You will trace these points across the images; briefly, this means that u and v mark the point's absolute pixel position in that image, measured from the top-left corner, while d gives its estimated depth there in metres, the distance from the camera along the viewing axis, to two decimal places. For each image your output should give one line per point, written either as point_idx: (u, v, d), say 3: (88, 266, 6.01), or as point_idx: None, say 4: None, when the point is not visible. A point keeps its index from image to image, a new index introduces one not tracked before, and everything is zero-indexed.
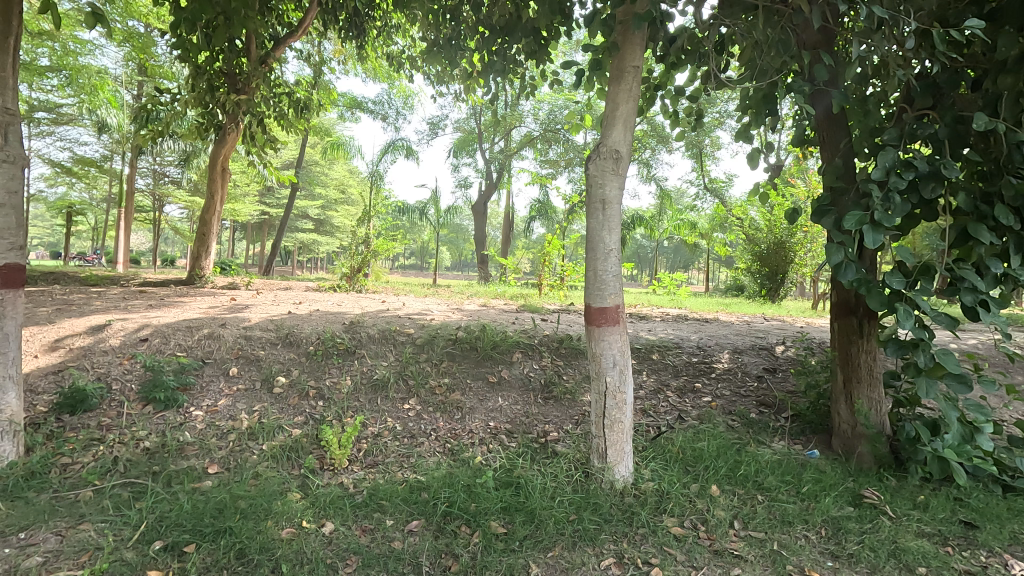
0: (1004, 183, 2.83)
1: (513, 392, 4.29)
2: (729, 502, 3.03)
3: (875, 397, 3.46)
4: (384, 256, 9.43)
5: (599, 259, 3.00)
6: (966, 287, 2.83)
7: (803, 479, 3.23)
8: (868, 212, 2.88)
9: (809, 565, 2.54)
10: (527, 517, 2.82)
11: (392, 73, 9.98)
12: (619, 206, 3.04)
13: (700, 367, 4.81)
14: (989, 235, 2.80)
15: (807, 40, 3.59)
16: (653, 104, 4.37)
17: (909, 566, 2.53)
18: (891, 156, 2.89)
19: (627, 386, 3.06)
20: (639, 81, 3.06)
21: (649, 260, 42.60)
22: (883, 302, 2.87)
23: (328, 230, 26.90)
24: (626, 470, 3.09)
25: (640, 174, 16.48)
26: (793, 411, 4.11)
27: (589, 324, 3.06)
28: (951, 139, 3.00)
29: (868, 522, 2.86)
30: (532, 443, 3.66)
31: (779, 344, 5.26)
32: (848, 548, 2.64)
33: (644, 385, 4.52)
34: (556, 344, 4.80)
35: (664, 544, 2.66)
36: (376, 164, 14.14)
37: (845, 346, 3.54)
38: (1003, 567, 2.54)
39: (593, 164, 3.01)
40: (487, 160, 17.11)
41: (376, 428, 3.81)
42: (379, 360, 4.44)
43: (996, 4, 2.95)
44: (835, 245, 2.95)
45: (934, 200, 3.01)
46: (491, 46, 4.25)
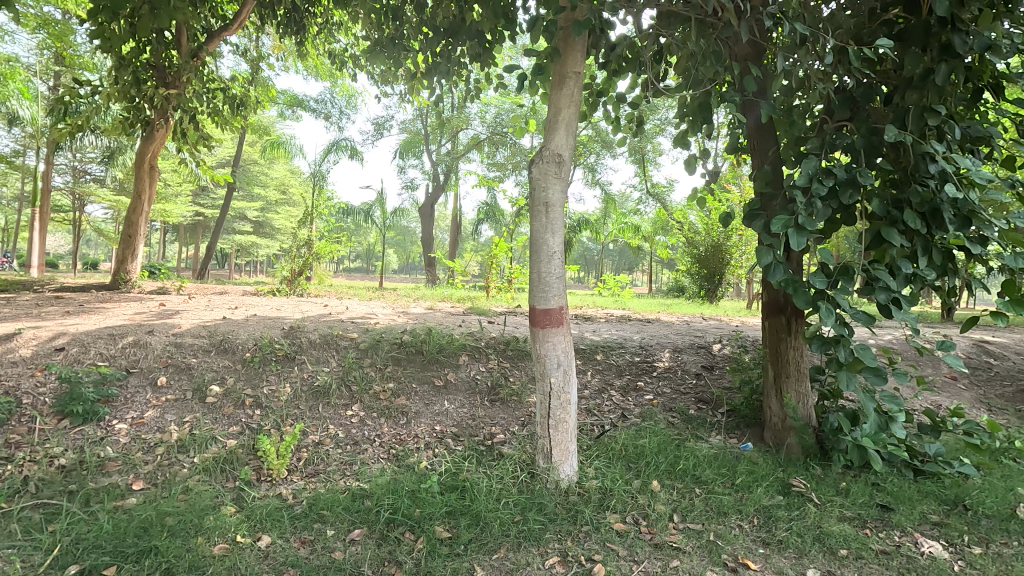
0: (913, 190, 3.10)
1: (459, 395, 4.26)
2: (669, 497, 3.11)
3: (803, 391, 3.67)
4: (327, 259, 9.18)
5: (543, 261, 3.05)
6: (881, 287, 3.07)
7: (737, 470, 3.36)
8: (794, 216, 3.08)
9: (743, 553, 2.65)
10: (472, 520, 2.80)
11: (335, 72, 9.75)
12: (562, 208, 3.09)
13: (642, 366, 4.95)
14: (900, 238, 3.05)
15: (739, 53, 3.79)
16: (595, 109, 4.47)
17: (833, 549, 2.68)
18: (813, 165, 3.15)
19: (571, 386, 3.11)
20: (580, 87, 3.12)
21: (595, 263, 43.59)
22: (808, 301, 3.06)
23: (269, 232, 25.99)
24: (571, 469, 3.13)
25: (585, 178, 16.79)
26: (729, 406, 4.28)
27: (533, 326, 3.09)
28: (866, 149, 3.25)
29: (796, 509, 3.01)
30: (478, 446, 3.64)
31: (716, 342, 5.46)
32: (778, 535, 2.77)
33: (589, 385, 4.60)
34: (502, 347, 4.82)
35: (607, 541, 2.70)
36: (318, 164, 13.80)
37: (775, 344, 3.74)
38: (914, 545, 2.74)
39: (536, 168, 3.05)
40: (434, 162, 16.91)
41: (318, 436, 3.70)
42: (321, 366, 4.32)
43: (904, 26, 3.22)
44: (765, 247, 3.13)
45: (853, 206, 3.25)
46: (435, 47, 4.24)
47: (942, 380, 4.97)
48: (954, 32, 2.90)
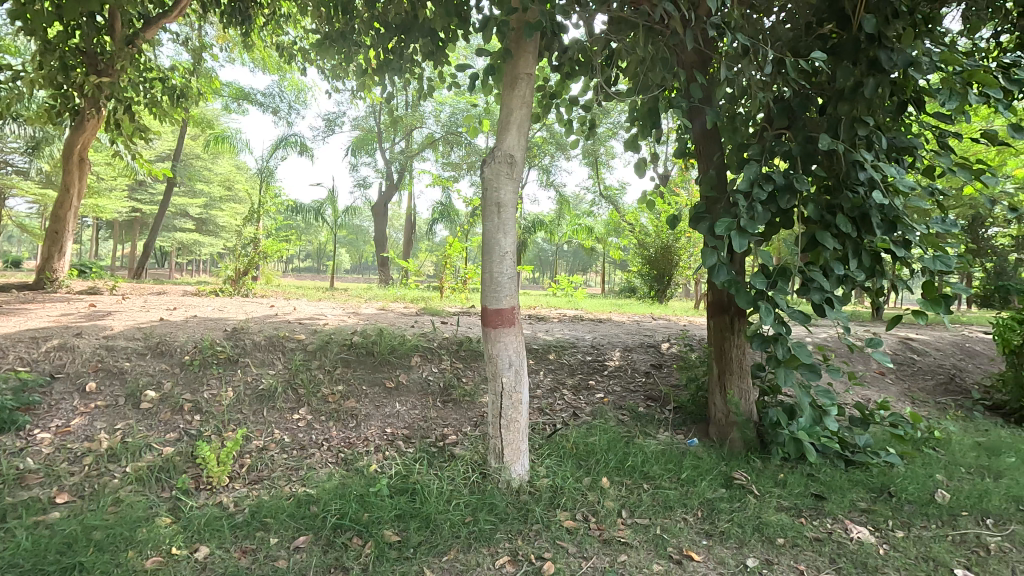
0: (844, 196, 3.28)
1: (411, 396, 4.21)
2: (618, 493, 3.17)
3: (745, 388, 3.82)
4: (275, 258, 8.88)
5: (495, 261, 3.05)
6: (815, 287, 3.23)
7: (683, 465, 3.46)
8: (736, 219, 3.21)
9: (687, 545, 2.73)
10: (421, 523, 2.77)
11: (283, 65, 9.45)
12: (513, 209, 3.10)
13: (593, 365, 5.03)
14: (833, 241, 3.22)
15: (686, 61, 3.93)
16: (548, 111, 4.51)
17: (771, 538, 2.80)
18: (753, 170, 3.30)
19: (522, 386, 3.12)
20: (532, 88, 3.14)
21: (550, 264, 44.01)
22: (750, 301, 3.20)
23: (213, 229, 24.91)
24: (522, 468, 3.14)
25: (540, 180, 16.93)
26: (676, 403, 4.40)
27: (485, 326, 3.09)
28: (802, 156, 3.43)
29: (737, 501, 3.12)
30: (429, 448, 3.60)
31: (664, 341, 5.61)
32: (721, 527, 2.87)
33: (541, 385, 4.64)
34: (455, 347, 4.79)
35: (557, 539, 2.73)
36: (266, 160, 13.34)
37: (720, 343, 3.88)
38: (844, 531, 2.90)
39: (488, 168, 3.05)
40: (387, 160, 16.64)
41: (262, 441, 3.57)
42: (266, 369, 4.17)
43: (837, 41, 3.42)
44: (710, 249, 3.24)
45: (790, 210, 3.41)
46: (387, 44, 4.17)
47: (872, 375, 5.29)
48: (880, 48, 3.11)
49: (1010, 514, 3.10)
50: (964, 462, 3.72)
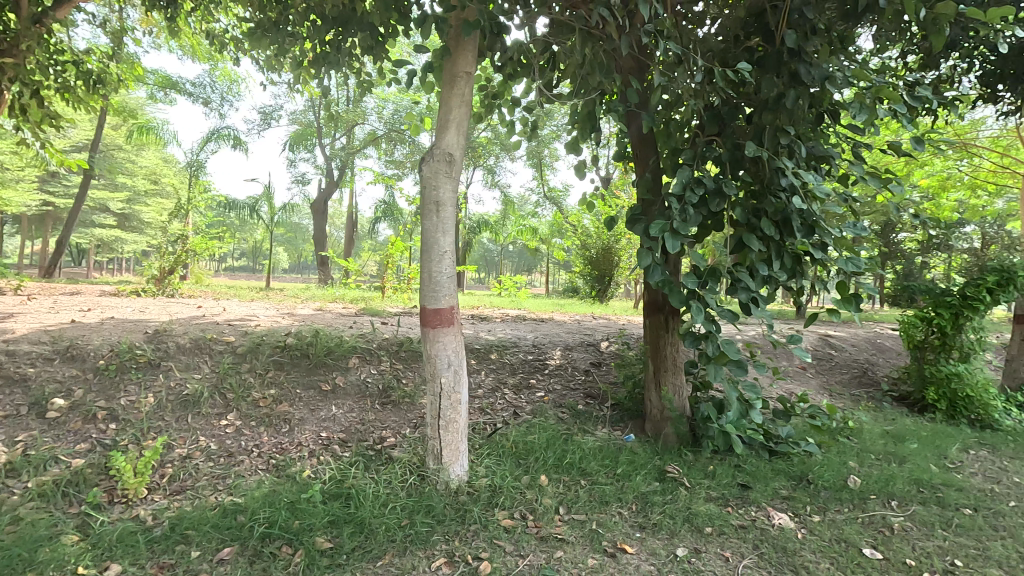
0: (768, 201, 3.46)
1: (348, 399, 4.10)
2: (556, 490, 3.21)
3: (678, 384, 3.96)
4: (204, 256, 8.42)
5: (433, 260, 3.02)
6: (742, 287, 3.40)
7: (619, 460, 3.55)
8: (670, 221, 3.33)
9: (621, 538, 2.80)
10: (356, 528, 2.71)
11: (214, 54, 8.98)
12: (452, 208, 3.08)
13: (535, 365, 5.08)
14: (758, 244, 3.39)
15: (624, 66, 4.04)
16: (490, 112, 4.52)
17: (700, 527, 2.92)
18: (686, 175, 3.44)
19: (462, 386, 3.10)
20: (471, 87, 3.13)
21: (495, 264, 44.07)
22: (682, 300, 3.32)
23: (137, 225, 23.34)
24: (461, 468, 3.13)
25: (485, 180, 16.92)
26: (613, 400, 4.51)
27: (423, 326, 3.05)
28: (730, 162, 3.60)
29: (669, 493, 3.24)
30: (367, 451, 3.52)
31: (604, 340, 5.74)
32: (653, 519, 2.96)
33: (483, 385, 4.64)
34: (395, 348, 4.71)
35: (494, 538, 2.73)
36: (195, 153, 12.63)
37: (655, 341, 4.01)
38: (766, 518, 3.06)
39: (426, 166, 3.01)
40: (328, 157, 16.15)
41: (185, 449, 3.38)
42: (191, 373, 3.95)
43: (762, 53, 3.62)
44: (645, 249, 3.35)
45: (720, 213, 3.57)
46: (324, 36, 4.05)
47: (794, 370, 5.62)
48: (800, 62, 3.31)
49: (912, 496, 3.38)
50: (873, 449, 4.01)
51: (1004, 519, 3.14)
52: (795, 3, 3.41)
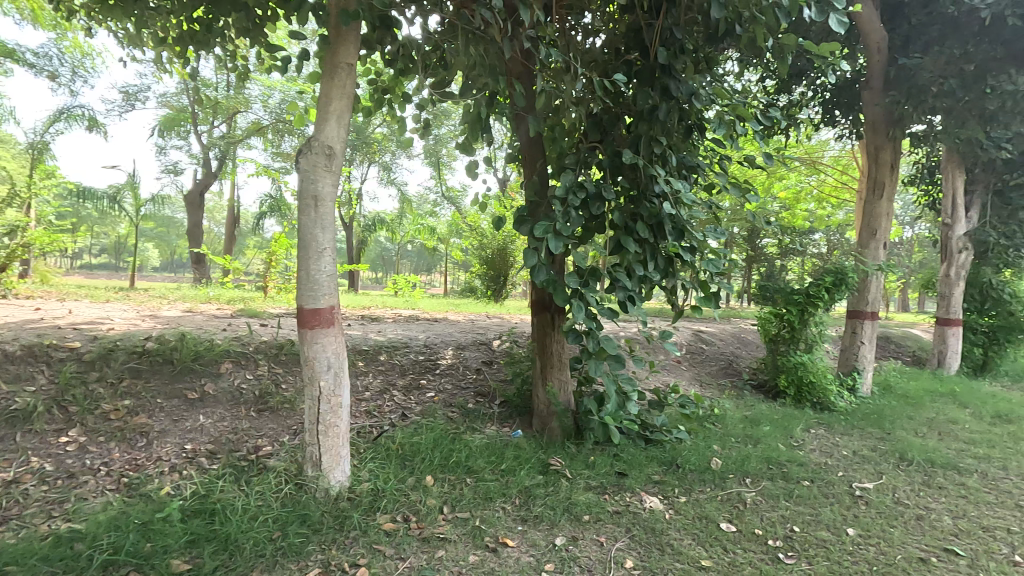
0: (644, 206, 3.69)
1: (219, 407, 3.78)
2: (441, 489, 3.19)
3: (563, 379, 4.11)
4: (46, 251, 7.35)
5: (311, 258, 2.87)
6: (620, 286, 3.60)
7: (504, 456, 3.61)
8: (554, 223, 3.45)
9: (503, 533, 2.85)
10: (219, 546, 2.51)
11: (61, 22, 7.87)
12: (332, 203, 2.95)
13: (426, 365, 5.02)
14: (634, 246, 3.62)
15: (513, 70, 4.12)
16: (379, 107, 4.41)
17: (578, 516, 3.05)
18: (569, 179, 3.58)
19: (343, 389, 2.99)
20: (353, 79, 3.01)
21: (392, 264, 42.99)
22: (564, 299, 3.46)
23: None
24: (342, 474, 3.01)
25: (381, 177, 16.45)
26: (503, 398, 4.58)
27: (301, 327, 2.89)
28: (610, 168, 3.81)
29: (552, 485, 3.35)
30: (238, 462, 3.27)
31: (495, 339, 5.81)
32: (535, 511, 3.05)
33: (370, 387, 4.51)
34: (274, 351, 4.44)
35: (373, 543, 2.66)
36: (38, 133, 11.00)
37: (542, 339, 4.12)
38: (639, 502, 3.28)
39: (303, 158, 2.86)
40: (205, 145, 14.82)
41: (13, 473, 2.94)
42: (22, 387, 3.44)
43: (639, 67, 3.87)
44: (530, 250, 3.45)
45: (601, 216, 3.76)
46: (193, 12, 3.71)
47: (668, 363, 6.09)
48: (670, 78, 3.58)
49: (763, 473, 3.78)
50: (734, 433, 4.44)
51: (834, 487, 3.62)
52: (667, 23, 3.68)
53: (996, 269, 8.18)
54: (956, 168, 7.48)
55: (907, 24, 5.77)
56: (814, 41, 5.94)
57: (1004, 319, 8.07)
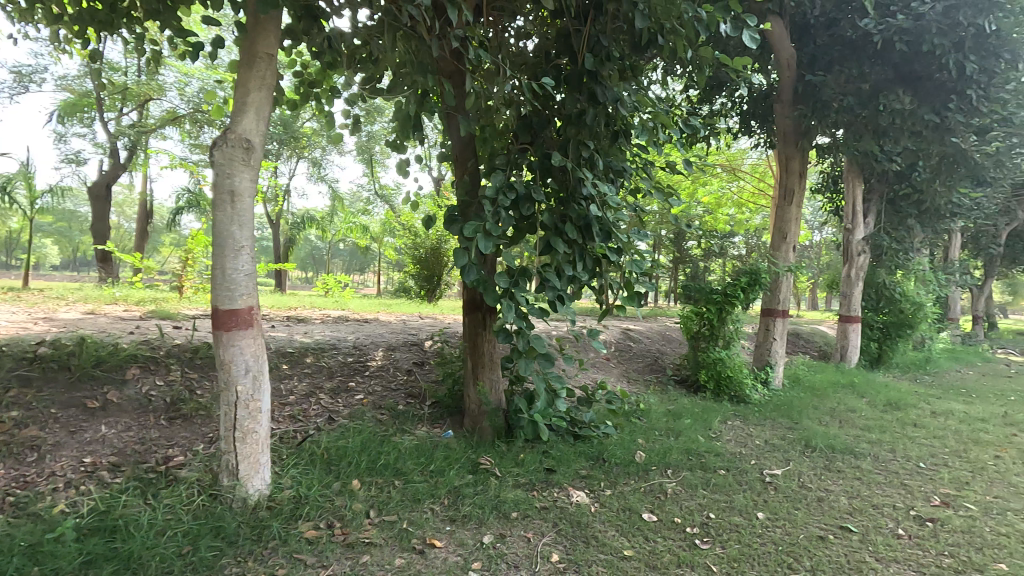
0: (572, 208, 3.78)
1: (124, 416, 3.51)
2: (368, 493, 3.13)
3: (494, 378, 4.13)
4: None
5: (228, 256, 2.73)
6: (550, 286, 3.67)
7: (434, 457, 3.58)
8: (484, 223, 3.46)
9: (430, 534, 2.83)
10: (121, 565, 2.34)
11: None
12: (250, 199, 2.81)
13: (354, 367, 4.90)
14: (563, 246, 3.69)
15: (445, 68, 4.11)
16: (305, 100, 4.25)
17: (507, 513, 3.09)
18: (499, 179, 3.61)
19: (262, 393, 2.86)
20: (274, 70, 2.88)
21: (323, 263, 41.57)
22: (495, 298, 3.48)
23: None
24: (261, 482, 2.88)
25: (310, 173, 15.86)
26: (434, 398, 4.55)
27: (215, 329, 2.74)
28: (540, 169, 3.87)
29: (481, 484, 3.37)
30: (146, 474, 3.04)
31: (427, 339, 5.75)
32: (463, 511, 3.05)
33: (295, 391, 4.34)
34: (189, 355, 4.18)
35: (294, 552, 2.57)
36: None
37: (473, 338, 4.12)
38: (566, 497, 3.36)
39: (218, 151, 2.71)
40: (112, 133, 13.70)
41: None
42: None
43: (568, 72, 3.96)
44: (461, 249, 3.44)
45: (530, 218, 3.81)
46: None
47: (597, 360, 6.28)
48: (597, 83, 3.68)
49: (683, 463, 3.97)
50: (657, 427, 4.64)
51: (747, 475, 3.86)
52: (594, 30, 3.79)
53: (889, 271, 9.02)
54: (855, 178, 8.17)
55: (813, 44, 6.24)
56: (731, 55, 6.31)
57: (895, 316, 8.92)
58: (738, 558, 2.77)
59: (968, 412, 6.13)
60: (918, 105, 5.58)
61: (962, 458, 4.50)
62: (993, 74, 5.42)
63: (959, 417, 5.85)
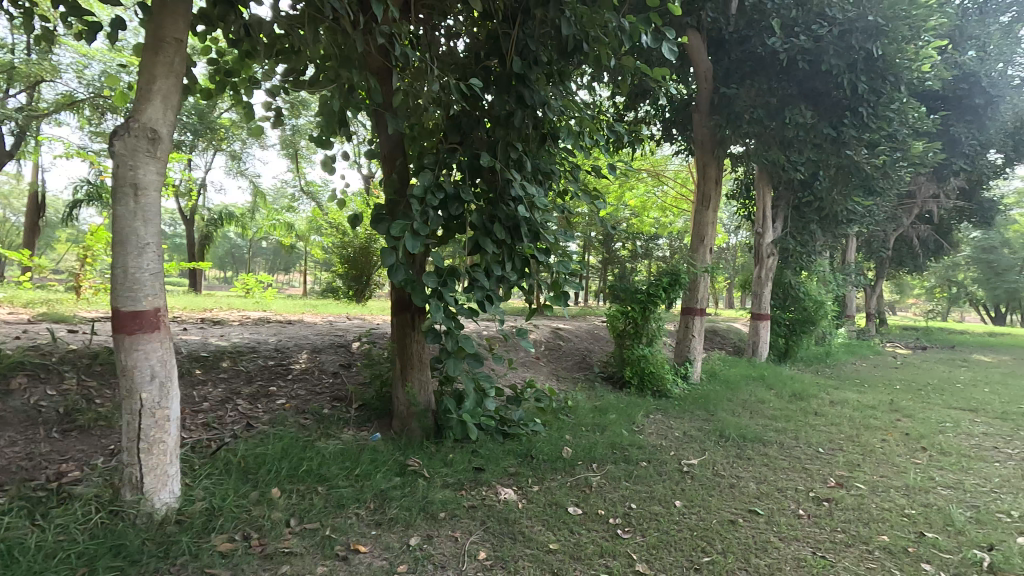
0: (501, 208, 3.80)
1: (9, 430, 3.19)
2: (288, 501, 3.01)
3: (423, 379, 4.08)
4: None
5: (130, 254, 2.53)
6: (478, 286, 3.68)
7: (360, 461, 3.50)
8: (411, 222, 3.42)
9: (355, 540, 2.76)
10: None
11: None
12: (156, 193, 2.62)
13: (276, 371, 4.70)
14: (492, 246, 3.70)
15: (372, 64, 4.02)
16: (220, 89, 4.02)
17: (434, 514, 3.07)
18: (428, 178, 3.57)
19: (170, 401, 2.67)
20: (183, 56, 2.70)
21: (244, 262, 39.46)
22: (423, 298, 3.45)
23: None
24: (169, 495, 2.70)
25: (229, 167, 15.03)
26: (361, 401, 4.44)
27: (116, 333, 2.53)
28: (469, 169, 3.86)
29: (408, 486, 3.33)
30: (34, 492, 2.77)
31: (355, 340, 5.62)
32: (389, 514, 3.01)
33: (209, 397, 4.10)
34: (87, 361, 3.85)
35: (206, 567, 2.43)
36: None
37: (402, 339, 4.05)
38: (493, 495, 3.38)
39: (118, 141, 2.50)
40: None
41: None
42: None
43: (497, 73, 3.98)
44: (388, 249, 3.38)
45: (459, 217, 3.80)
46: None
47: (527, 359, 6.37)
48: (525, 86, 3.72)
49: (608, 457, 4.11)
50: (584, 423, 4.77)
51: (666, 465, 4.06)
52: (522, 34, 3.83)
53: (794, 272, 9.76)
54: (765, 185, 8.78)
55: (727, 58, 6.64)
56: (654, 65, 6.59)
57: (800, 314, 9.66)
58: (657, 545, 2.90)
59: (861, 400, 6.75)
60: (818, 119, 6.04)
61: (854, 442, 4.95)
62: (882, 95, 5.89)
63: (852, 404, 6.44)
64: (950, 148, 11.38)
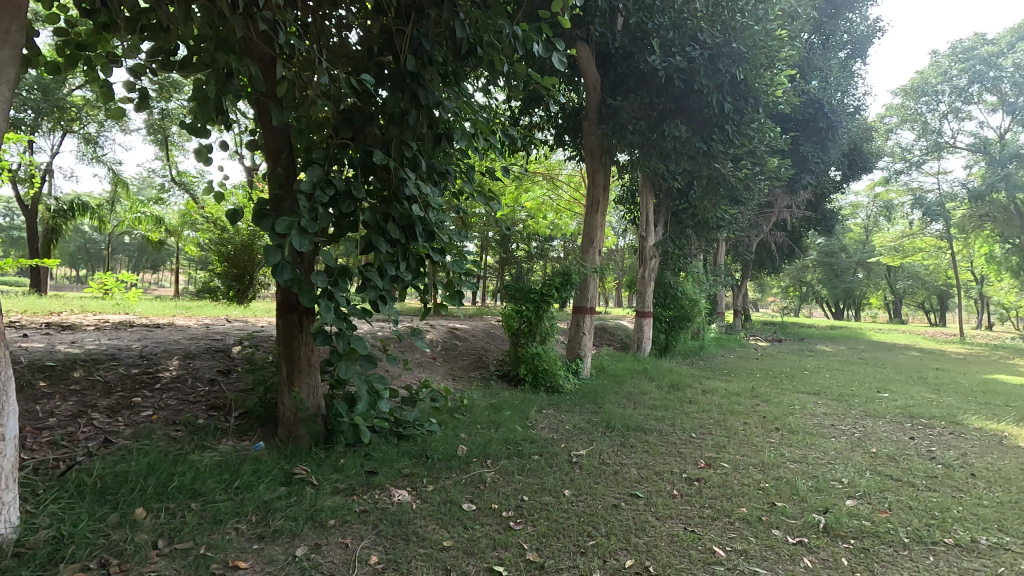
0: (394, 207, 3.74)
1: None
2: (156, 521, 2.75)
3: (312, 384, 3.91)
4: None
5: None
6: (371, 286, 3.59)
7: (240, 472, 3.28)
8: (298, 218, 3.26)
9: (234, 556, 2.59)
10: None
11: None
12: None
13: (140, 380, 4.24)
14: (386, 246, 3.63)
15: (253, 50, 3.77)
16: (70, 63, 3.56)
17: (323, 522, 2.96)
18: (316, 173, 3.43)
19: (6, 419, 2.33)
20: (21, 24, 2.36)
21: (101, 259, 34.99)
22: (312, 299, 3.29)
23: None
24: (5, 526, 2.35)
25: (82, 151, 13.28)
26: (241, 409, 4.15)
27: None
28: (361, 166, 3.75)
29: (294, 495, 3.18)
30: None
31: (234, 345, 5.23)
32: (273, 526, 2.86)
33: (57, 412, 3.62)
34: None
35: None
36: None
37: (288, 342, 3.84)
38: (386, 498, 3.33)
39: None
40: None
41: None
42: None
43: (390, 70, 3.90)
44: (273, 246, 3.18)
45: (351, 215, 3.69)
46: None
47: (423, 359, 6.33)
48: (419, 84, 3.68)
49: (502, 453, 4.21)
50: (479, 420, 4.84)
51: (557, 457, 4.24)
52: (416, 32, 3.79)
53: (673, 273, 10.59)
54: (648, 193, 9.45)
55: (614, 72, 7.11)
56: (547, 73, 6.87)
57: (678, 311, 10.51)
58: (547, 533, 3.04)
59: (728, 388, 7.50)
60: (692, 134, 6.60)
61: (721, 426, 5.51)
62: (744, 115, 6.56)
63: (721, 392, 7.14)
64: (801, 166, 13.03)
